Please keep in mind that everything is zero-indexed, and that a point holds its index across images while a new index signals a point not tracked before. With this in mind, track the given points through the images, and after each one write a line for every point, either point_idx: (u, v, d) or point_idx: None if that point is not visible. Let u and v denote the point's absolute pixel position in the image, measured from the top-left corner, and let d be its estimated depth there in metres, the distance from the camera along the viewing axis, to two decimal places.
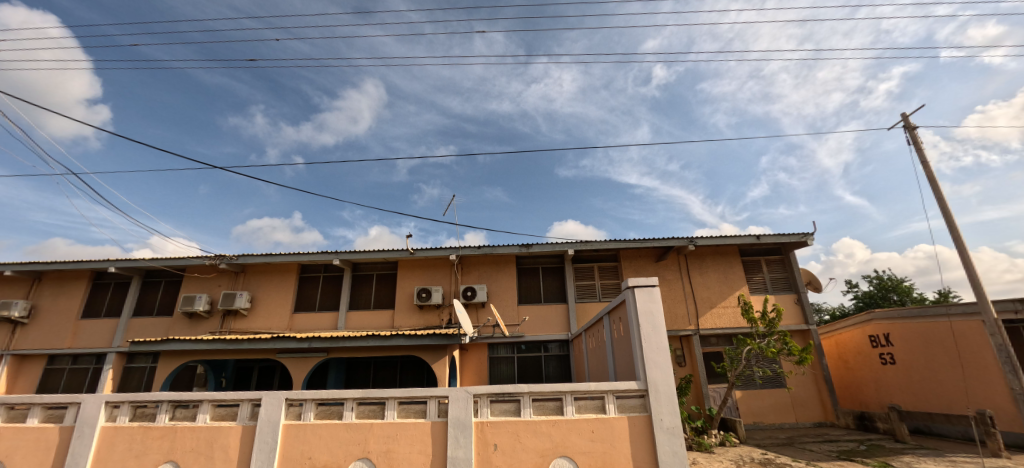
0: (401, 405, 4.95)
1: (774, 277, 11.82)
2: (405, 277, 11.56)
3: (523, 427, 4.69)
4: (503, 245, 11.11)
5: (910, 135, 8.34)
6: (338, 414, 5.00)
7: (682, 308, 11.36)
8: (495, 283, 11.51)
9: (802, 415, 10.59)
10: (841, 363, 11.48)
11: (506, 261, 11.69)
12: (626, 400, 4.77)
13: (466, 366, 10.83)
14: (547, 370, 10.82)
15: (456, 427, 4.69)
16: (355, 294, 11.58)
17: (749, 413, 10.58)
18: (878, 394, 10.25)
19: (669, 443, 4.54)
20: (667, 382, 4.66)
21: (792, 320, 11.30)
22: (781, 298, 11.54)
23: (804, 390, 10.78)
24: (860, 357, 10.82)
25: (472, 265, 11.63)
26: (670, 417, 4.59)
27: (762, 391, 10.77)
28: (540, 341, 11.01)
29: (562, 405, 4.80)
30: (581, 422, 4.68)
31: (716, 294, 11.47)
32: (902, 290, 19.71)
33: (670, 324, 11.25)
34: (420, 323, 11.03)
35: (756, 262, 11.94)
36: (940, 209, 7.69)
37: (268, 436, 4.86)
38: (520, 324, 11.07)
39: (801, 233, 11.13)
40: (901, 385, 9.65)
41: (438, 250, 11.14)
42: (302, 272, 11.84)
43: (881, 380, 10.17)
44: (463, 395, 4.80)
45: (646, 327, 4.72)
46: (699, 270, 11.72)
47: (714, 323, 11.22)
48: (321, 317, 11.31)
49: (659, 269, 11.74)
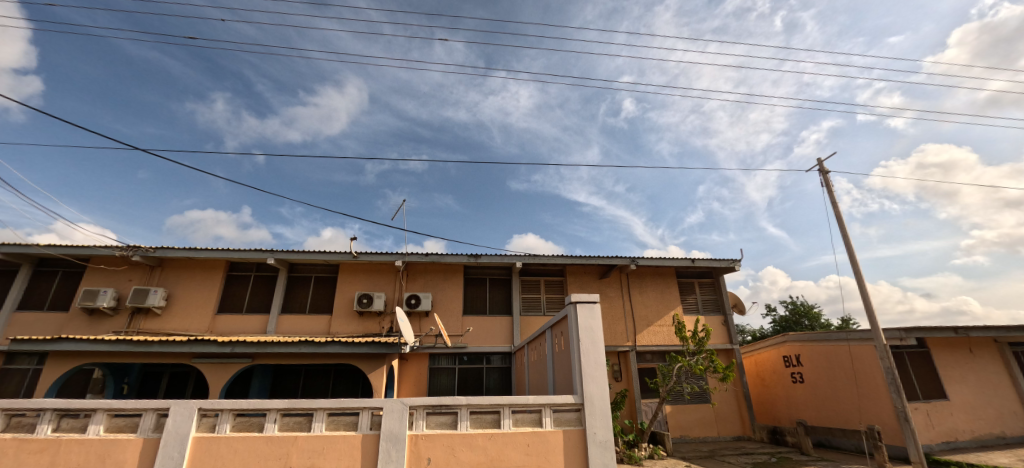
0: (331, 416, 4.71)
1: (705, 298, 12.62)
2: (346, 281, 11.09)
3: (459, 440, 4.62)
4: (452, 254, 11.01)
5: (824, 179, 9.32)
6: (259, 425, 4.66)
7: (621, 325, 11.81)
8: (441, 292, 11.35)
9: (724, 430, 11.29)
10: (759, 381, 12.39)
11: (453, 270, 11.59)
12: (562, 414, 4.86)
13: (404, 376, 10.54)
14: (488, 383, 10.75)
15: (388, 440, 4.53)
16: (288, 298, 10.92)
17: (676, 427, 11.12)
18: (789, 410, 11.19)
19: (602, 456, 4.68)
20: (602, 396, 4.82)
21: (719, 339, 12.10)
22: (711, 319, 12.33)
23: (727, 405, 11.53)
24: (775, 375, 11.76)
25: (418, 272, 11.43)
26: (603, 430, 4.74)
27: (689, 406, 11.39)
28: (483, 353, 10.96)
29: (500, 418, 4.80)
30: (517, 435, 4.70)
31: (653, 313, 12.05)
32: (812, 315, 21.76)
33: (609, 340, 11.64)
34: (359, 330, 10.60)
35: (690, 284, 12.72)
36: (844, 244, 8.64)
37: (175, 450, 4.43)
38: (463, 334, 10.96)
39: (730, 259, 11.99)
40: (808, 402, 10.57)
41: (384, 255, 10.82)
42: (230, 271, 11.02)
43: (791, 397, 11.11)
44: (398, 407, 4.66)
45: (586, 342, 4.86)
46: (639, 289, 12.28)
47: (649, 339, 11.78)
48: (248, 321, 10.54)
49: (602, 286, 12.17)
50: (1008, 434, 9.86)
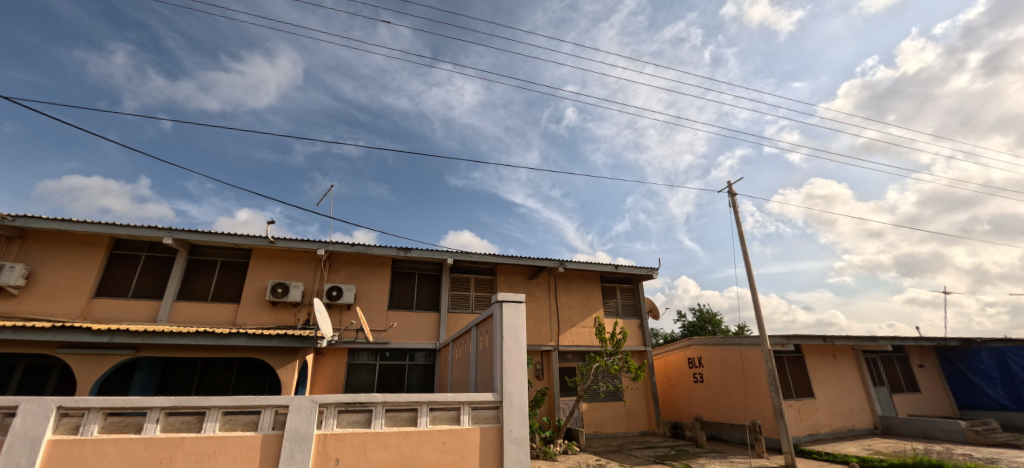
0: (227, 415, 4.31)
1: (625, 302, 13.39)
2: (259, 268, 10.24)
3: (372, 439, 4.47)
4: (380, 246, 10.60)
5: (732, 200, 10.33)
6: (137, 426, 4.14)
7: (546, 325, 12.14)
8: (366, 285, 10.88)
9: (633, 426, 12.05)
10: (666, 381, 13.40)
11: (380, 263, 11.18)
12: (481, 411, 4.89)
13: (319, 371, 9.97)
14: (409, 380, 10.51)
15: (293, 440, 4.26)
16: (187, 283, 9.84)
17: (590, 423, 11.67)
18: (689, 407, 12.23)
19: (516, 452, 4.77)
20: (521, 394, 4.91)
21: (634, 341, 12.91)
22: (628, 322, 13.11)
23: (637, 403, 12.33)
24: (680, 375, 12.80)
25: (342, 263, 10.88)
26: (519, 427, 4.84)
27: (603, 404, 12.01)
28: (406, 349, 10.69)
29: (417, 416, 4.70)
30: (433, 433, 4.64)
31: (577, 314, 12.55)
32: (715, 322, 24.00)
33: (534, 339, 11.92)
34: (270, 322, 9.83)
35: (612, 288, 13.42)
36: (743, 260, 9.63)
37: (23, 456, 3.81)
38: (387, 330, 10.61)
39: (649, 267, 12.84)
40: (706, 400, 11.64)
41: (305, 242, 10.14)
42: (115, 249, 9.68)
43: (692, 395, 12.15)
44: (306, 404, 4.39)
45: (508, 340, 4.93)
46: (565, 291, 12.71)
47: (572, 340, 12.25)
48: (135, 307, 9.34)
49: (530, 286, 12.43)
50: (857, 427, 11.61)
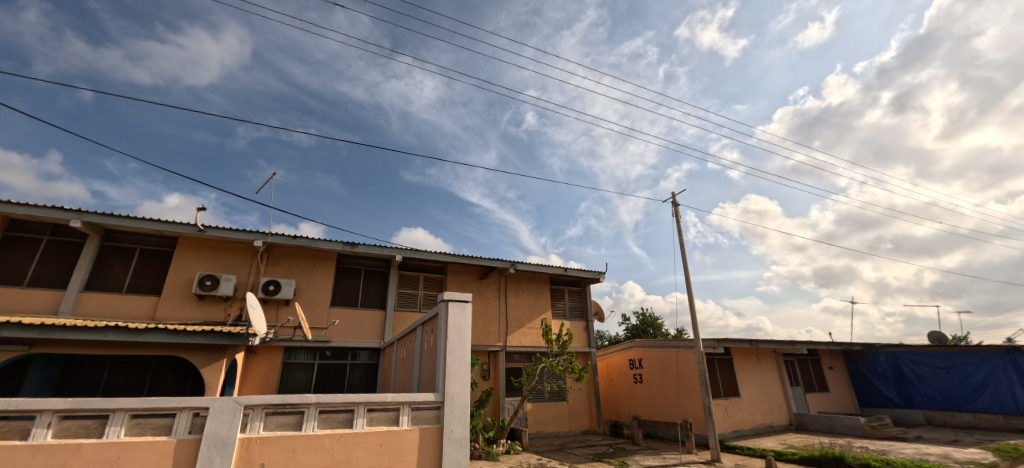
0: (135, 419, 3.93)
1: (572, 304, 13.70)
2: (185, 259, 9.45)
3: (302, 442, 4.24)
4: (324, 240, 10.13)
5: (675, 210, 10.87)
6: (23, 431, 3.67)
7: (494, 326, 12.15)
8: (307, 280, 10.35)
9: (575, 425, 12.33)
10: (608, 381, 13.85)
11: (324, 258, 10.68)
12: (421, 412, 4.79)
13: (251, 370, 9.36)
14: (350, 380, 10.12)
15: (211, 445, 3.96)
16: (98, 272, 8.89)
17: (534, 423, 11.81)
18: (628, 406, 12.72)
19: (456, 453, 4.72)
20: (463, 394, 4.87)
21: (579, 342, 13.23)
22: (575, 324, 13.42)
23: (579, 403, 12.63)
24: (621, 376, 13.28)
25: (281, 256, 10.28)
26: (460, 428, 4.79)
27: (548, 404, 12.20)
28: (348, 348, 10.29)
29: (353, 417, 4.53)
30: (370, 435, 4.49)
31: (525, 315, 12.66)
32: (656, 325, 25.16)
33: (482, 339, 11.89)
34: (196, 317, 9.09)
35: (561, 290, 13.68)
36: (683, 267, 10.17)
37: None
38: (328, 328, 10.15)
39: (597, 271, 13.21)
40: (644, 400, 12.15)
41: (241, 232, 9.48)
42: (7, 230, 8.53)
43: (631, 395, 12.64)
44: (229, 406, 4.09)
45: (453, 340, 4.88)
46: (515, 292, 12.80)
47: (519, 340, 12.35)
48: (31, 297, 8.29)
49: (480, 287, 12.38)
50: (775, 423, 12.60)
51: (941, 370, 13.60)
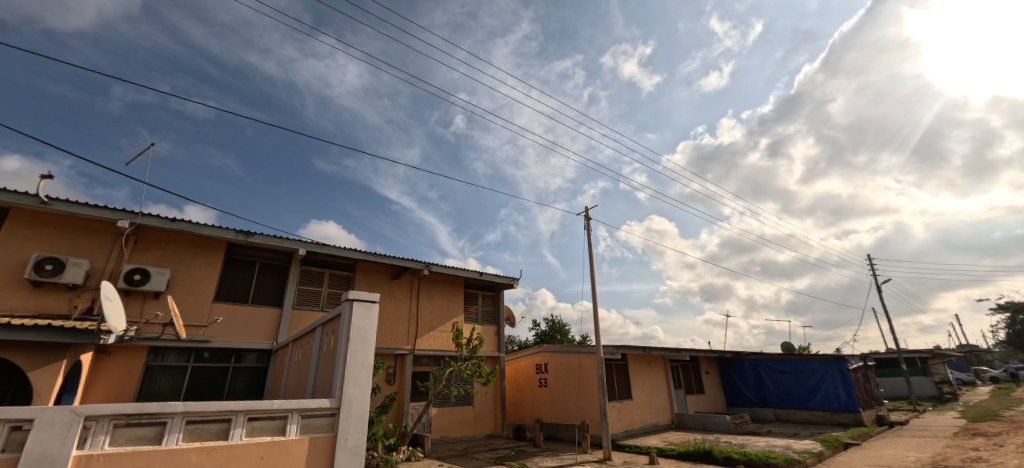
0: None
1: (485, 309, 13.72)
2: (19, 237, 7.75)
3: (161, 458, 3.65)
4: (212, 226, 8.97)
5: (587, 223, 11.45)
6: None
7: (404, 328, 11.73)
8: (185, 271, 9.06)
9: (479, 429, 12.32)
10: (515, 385, 14.10)
11: (210, 247, 9.45)
12: (313, 420, 4.40)
13: (101, 374, 7.94)
14: (231, 385, 9.05)
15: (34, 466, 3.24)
16: None
17: (438, 428, 11.57)
18: (532, 410, 13.05)
19: (348, 464, 4.41)
20: (362, 400, 4.58)
21: (489, 347, 13.29)
22: (486, 329, 13.45)
23: (485, 407, 12.65)
24: (527, 380, 13.59)
25: (154, 242, 8.90)
26: (356, 436, 4.49)
27: (453, 408, 12.05)
28: (232, 350, 9.20)
29: (229, 428, 4.03)
30: (249, 448, 4.01)
31: (437, 318, 12.41)
32: (563, 331, 26.25)
33: (389, 342, 11.40)
34: (27, 308, 7.48)
35: (474, 295, 13.64)
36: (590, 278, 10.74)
37: None
38: (208, 326, 8.97)
39: (511, 277, 13.41)
40: (547, 403, 12.55)
41: (101, 209, 8.02)
42: None
43: (536, 399, 12.99)
44: (64, 418, 3.38)
45: (355, 343, 4.58)
46: (427, 294, 12.49)
47: (428, 344, 12.05)
48: None
49: (391, 287, 11.89)
50: (660, 423, 13.81)
51: (789, 374, 15.97)
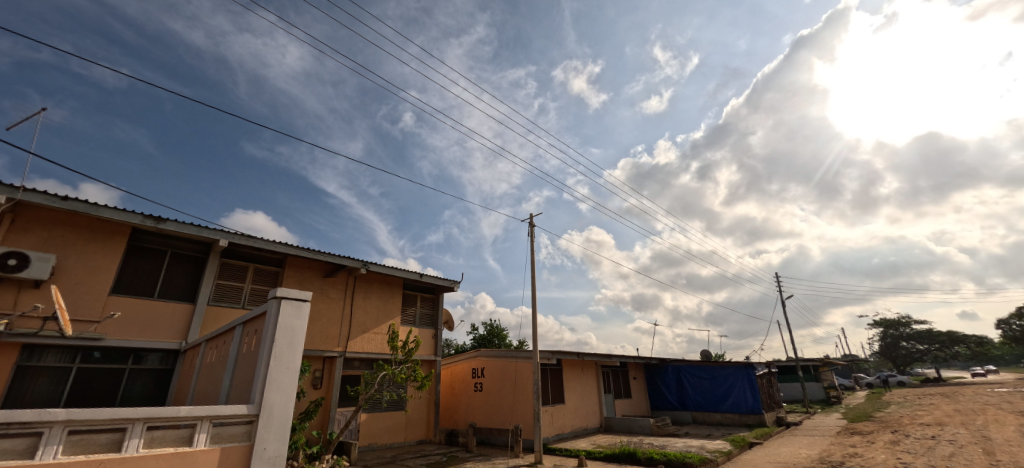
0: None
1: (423, 311, 13.39)
2: None
3: None
4: (114, 209, 7.95)
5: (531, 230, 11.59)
6: None
7: (335, 329, 11.13)
8: (76, 258, 7.93)
9: (410, 435, 11.96)
10: (450, 389, 13.88)
11: (110, 232, 8.37)
12: (226, 428, 3.99)
13: None
14: (127, 390, 8.05)
15: None
16: None
17: (366, 435, 11.06)
18: (466, 414, 12.91)
19: None
20: (285, 406, 4.25)
21: (425, 350, 12.98)
22: (423, 332, 13.13)
23: (417, 412, 12.28)
24: (462, 385, 13.43)
25: (38, 223, 7.72)
26: (275, 445, 4.15)
27: (384, 413, 11.59)
28: (131, 349, 8.19)
29: (124, 438, 3.55)
30: (147, 460, 3.55)
31: (371, 320, 11.91)
32: (501, 335, 26.30)
33: (318, 343, 10.75)
34: None
35: (413, 297, 13.27)
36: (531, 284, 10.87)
37: None
38: (102, 322, 7.91)
39: (452, 280, 13.22)
40: (481, 408, 12.47)
41: None
42: None
43: (470, 403, 12.87)
44: None
45: (282, 343, 4.25)
46: (363, 294, 11.96)
47: (361, 346, 11.52)
48: None
49: (324, 285, 11.23)
50: (590, 426, 14.24)
51: (706, 379, 17.18)
